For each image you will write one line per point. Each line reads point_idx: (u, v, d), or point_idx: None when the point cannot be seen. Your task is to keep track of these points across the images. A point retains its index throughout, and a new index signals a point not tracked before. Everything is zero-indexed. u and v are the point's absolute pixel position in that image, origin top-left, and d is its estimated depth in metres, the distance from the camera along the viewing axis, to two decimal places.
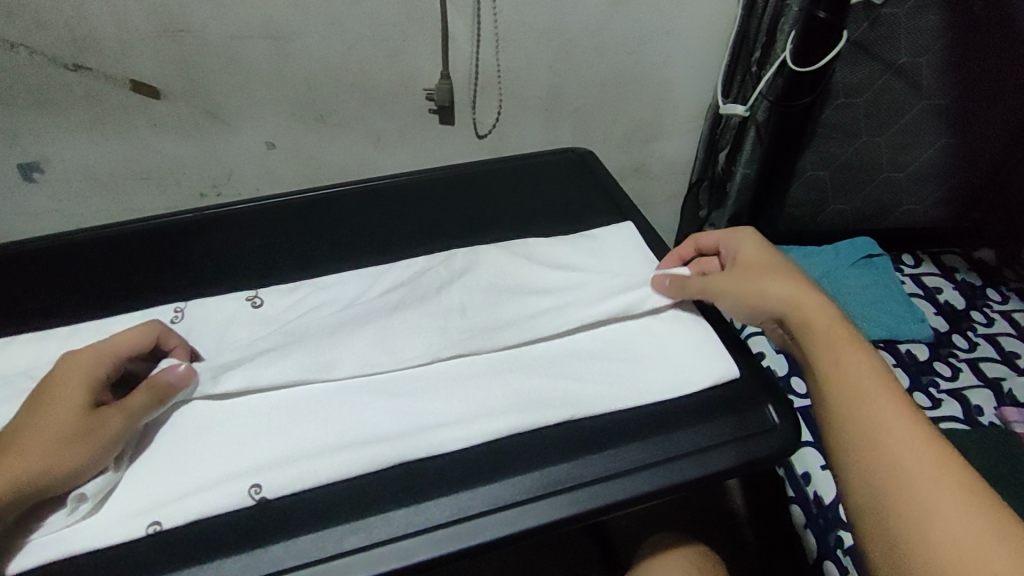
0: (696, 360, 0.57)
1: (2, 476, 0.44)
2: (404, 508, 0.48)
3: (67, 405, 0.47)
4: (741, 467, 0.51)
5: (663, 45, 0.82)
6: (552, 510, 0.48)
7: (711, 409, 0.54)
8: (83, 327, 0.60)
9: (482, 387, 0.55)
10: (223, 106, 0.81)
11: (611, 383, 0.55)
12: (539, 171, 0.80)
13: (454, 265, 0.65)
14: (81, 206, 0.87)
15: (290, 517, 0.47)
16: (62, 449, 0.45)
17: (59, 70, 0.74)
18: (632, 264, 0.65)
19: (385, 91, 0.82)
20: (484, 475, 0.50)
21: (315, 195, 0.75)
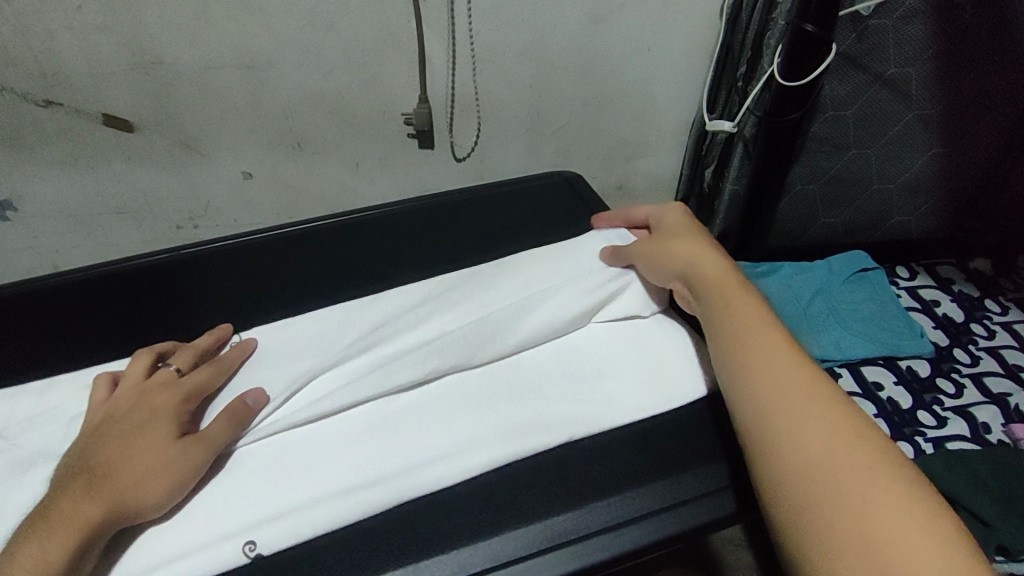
0: (693, 389, 0.56)
1: (94, 507, 0.43)
2: (404, 568, 0.45)
3: (140, 438, 0.47)
4: (747, 506, 0.50)
5: (646, 62, 0.81)
6: (557, 565, 0.46)
7: (715, 448, 0.52)
8: (56, 380, 0.58)
9: (472, 426, 0.52)
10: (198, 137, 0.79)
11: (609, 419, 0.53)
12: (526, 197, 0.78)
13: (429, 305, 0.63)
14: (56, 243, 0.85)
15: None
16: (156, 473, 0.46)
17: (28, 106, 0.72)
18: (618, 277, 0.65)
19: (363, 117, 0.80)
20: (484, 528, 0.47)
21: (300, 230, 0.73)
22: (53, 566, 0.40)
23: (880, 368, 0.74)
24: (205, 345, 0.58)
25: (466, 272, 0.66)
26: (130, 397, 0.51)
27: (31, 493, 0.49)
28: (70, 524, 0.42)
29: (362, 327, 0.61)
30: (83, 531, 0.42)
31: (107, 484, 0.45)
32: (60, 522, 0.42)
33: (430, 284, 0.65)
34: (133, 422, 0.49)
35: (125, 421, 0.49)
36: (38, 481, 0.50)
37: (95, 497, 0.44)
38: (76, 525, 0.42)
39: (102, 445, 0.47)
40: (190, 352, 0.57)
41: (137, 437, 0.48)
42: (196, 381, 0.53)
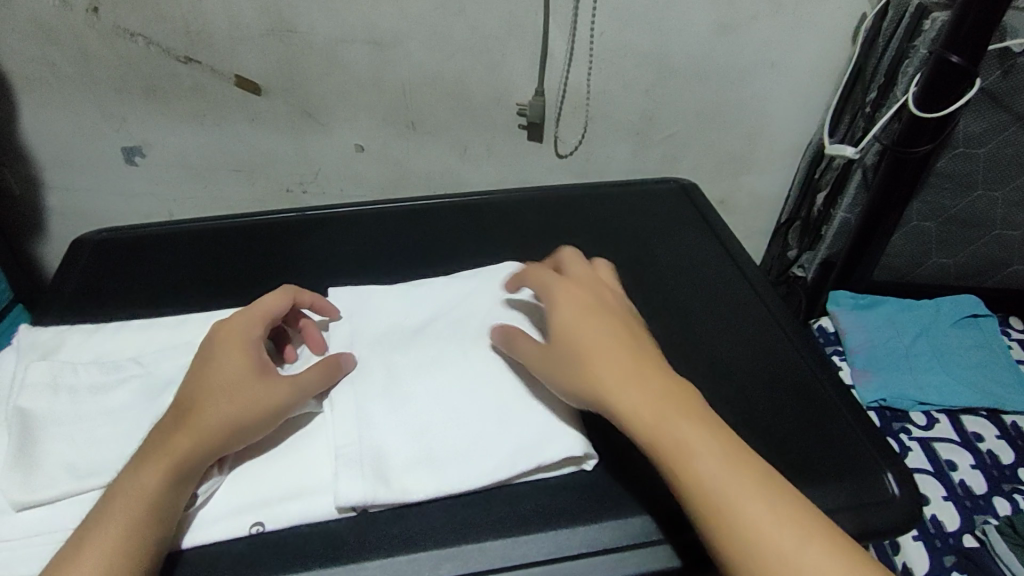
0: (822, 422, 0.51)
1: (183, 441, 0.43)
2: (502, 539, 0.44)
3: (219, 368, 0.46)
4: (852, 538, 0.46)
5: (767, 77, 0.80)
6: (660, 559, 0.44)
7: (824, 467, 0.48)
8: (170, 320, 0.56)
9: (547, 416, 0.48)
10: (319, 106, 0.82)
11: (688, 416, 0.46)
12: (649, 201, 0.72)
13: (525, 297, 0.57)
14: (174, 191, 0.90)
15: (384, 532, 0.45)
16: (232, 410, 0.44)
17: (171, 61, 0.77)
18: None
19: (477, 103, 0.82)
20: (587, 513, 0.46)
21: (410, 204, 0.71)
22: (148, 491, 0.41)
23: (982, 420, 0.72)
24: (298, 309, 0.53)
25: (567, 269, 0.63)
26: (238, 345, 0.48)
27: None
28: (167, 454, 0.42)
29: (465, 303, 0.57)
30: (169, 463, 0.42)
31: (192, 421, 0.43)
32: (152, 454, 0.42)
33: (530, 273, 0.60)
34: (234, 371, 0.46)
35: (221, 360, 0.46)
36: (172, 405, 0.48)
37: (185, 430, 0.43)
38: (169, 458, 0.42)
39: (197, 382, 0.46)
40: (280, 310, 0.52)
41: (227, 378, 0.45)
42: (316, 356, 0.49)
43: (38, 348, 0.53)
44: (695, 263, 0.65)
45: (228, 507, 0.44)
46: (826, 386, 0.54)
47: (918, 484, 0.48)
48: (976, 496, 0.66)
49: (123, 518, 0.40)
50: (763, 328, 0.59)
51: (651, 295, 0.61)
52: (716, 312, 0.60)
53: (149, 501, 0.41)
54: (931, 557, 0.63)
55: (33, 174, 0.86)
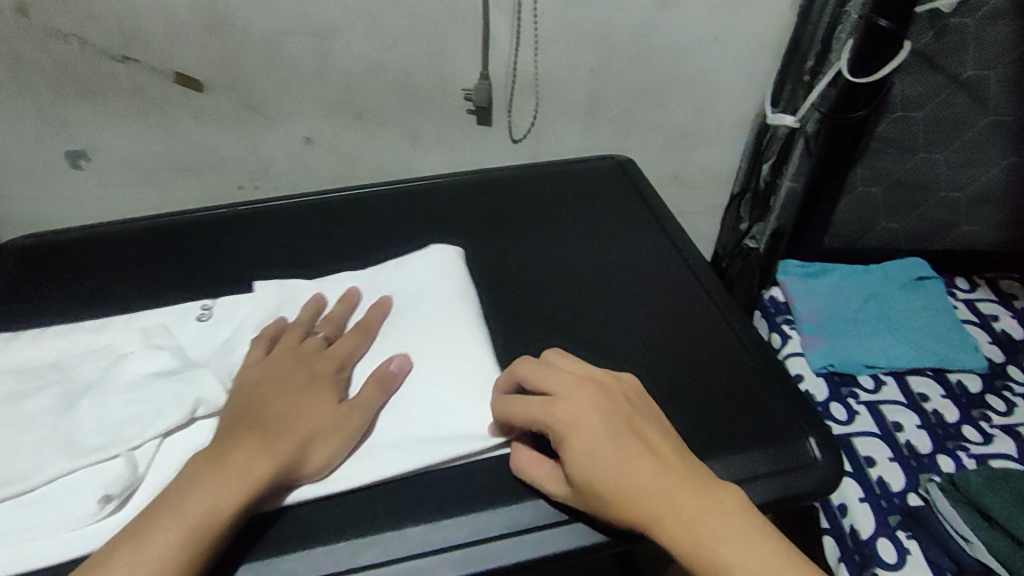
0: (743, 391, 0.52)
1: (263, 464, 0.44)
2: (421, 525, 0.46)
3: (307, 401, 0.48)
4: (773, 503, 0.47)
5: (710, 51, 0.79)
6: (576, 537, 0.45)
7: (745, 436, 0.49)
8: (87, 323, 0.56)
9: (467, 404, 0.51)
10: (263, 100, 0.81)
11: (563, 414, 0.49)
12: (588, 181, 0.72)
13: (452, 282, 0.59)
14: (122, 194, 0.88)
15: (306, 523, 0.46)
16: (317, 441, 0.46)
17: (107, 61, 0.76)
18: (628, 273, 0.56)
19: (423, 90, 0.81)
20: (508, 494, 0.47)
21: (351, 193, 0.71)
22: (217, 514, 0.41)
23: (928, 380, 0.73)
24: (341, 313, 0.56)
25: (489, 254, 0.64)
26: (288, 363, 0.50)
27: (79, 425, 0.48)
28: (248, 475, 0.43)
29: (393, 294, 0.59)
30: (256, 487, 0.43)
31: (289, 439, 0.45)
32: (239, 471, 0.43)
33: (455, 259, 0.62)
34: (325, 407, 0.48)
35: (323, 389, 0.49)
36: (87, 414, 0.49)
37: (265, 455, 0.44)
38: (242, 478, 0.43)
39: (269, 400, 0.47)
40: (307, 314, 0.55)
41: (337, 409, 0.48)
42: (344, 356, 0.52)
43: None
44: (631, 239, 0.65)
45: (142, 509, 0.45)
46: (749, 355, 0.54)
47: (837, 446, 0.49)
48: (922, 455, 0.68)
49: (195, 527, 0.41)
50: (694, 300, 0.59)
51: (586, 275, 0.61)
52: (650, 288, 0.60)
53: (195, 522, 0.41)
54: (877, 517, 0.64)
55: None
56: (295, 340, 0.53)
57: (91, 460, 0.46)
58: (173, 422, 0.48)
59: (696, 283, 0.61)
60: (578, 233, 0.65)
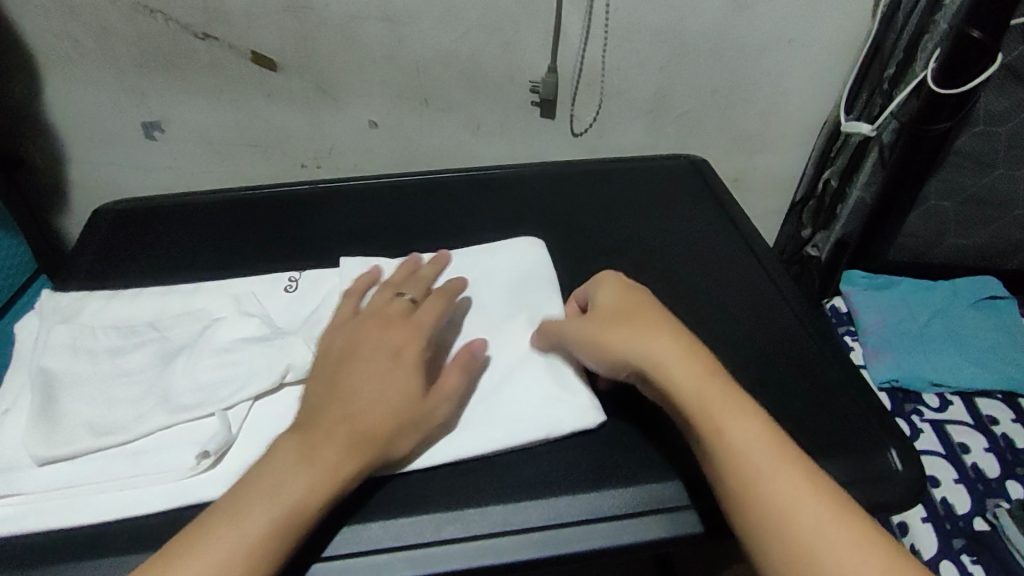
0: (818, 395, 0.52)
1: (357, 460, 0.43)
2: (502, 505, 0.46)
3: (394, 388, 0.46)
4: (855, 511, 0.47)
5: (784, 55, 0.78)
6: (654, 529, 0.46)
7: (824, 444, 0.49)
8: (176, 289, 0.57)
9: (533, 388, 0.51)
10: (333, 82, 0.83)
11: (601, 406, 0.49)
12: (656, 178, 0.72)
13: (522, 260, 0.60)
14: (193, 166, 0.91)
15: (388, 495, 0.47)
16: (406, 434, 0.46)
17: (189, 37, 0.78)
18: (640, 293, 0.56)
19: (490, 80, 0.82)
20: (587, 482, 0.47)
21: (420, 178, 0.72)
22: (310, 507, 0.41)
23: (998, 404, 0.74)
24: (430, 275, 0.57)
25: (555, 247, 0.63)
26: (365, 331, 0.49)
27: (176, 382, 0.50)
28: (339, 469, 0.42)
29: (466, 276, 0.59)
30: (345, 476, 0.43)
31: (371, 427, 0.44)
32: (330, 458, 0.42)
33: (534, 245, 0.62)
34: (415, 390, 0.47)
35: (405, 367, 0.47)
36: (183, 371, 0.50)
37: (361, 451, 0.43)
38: (336, 475, 0.42)
39: (348, 380, 0.46)
40: (364, 282, 0.56)
41: (418, 389, 0.47)
42: (422, 323, 0.50)
43: (62, 312, 0.55)
44: (703, 236, 0.65)
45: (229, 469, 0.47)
46: (826, 362, 0.54)
47: (921, 459, 0.49)
48: (989, 479, 0.68)
49: (289, 512, 0.40)
50: (767, 301, 0.59)
51: (657, 270, 0.61)
52: (721, 288, 0.60)
53: (290, 516, 0.40)
54: (939, 539, 0.65)
55: (56, 148, 0.88)
56: (386, 298, 0.52)
57: (187, 417, 0.48)
58: (263, 387, 0.49)
59: (768, 285, 0.60)
60: (647, 229, 0.66)
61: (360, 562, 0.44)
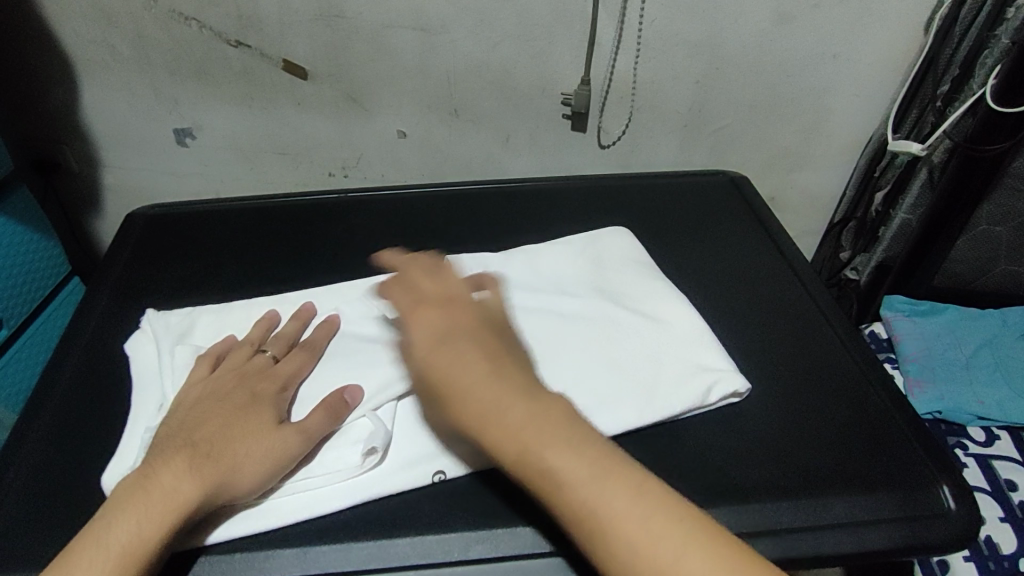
0: (865, 424, 0.49)
1: (185, 487, 0.41)
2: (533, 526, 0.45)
3: (240, 424, 0.45)
4: (900, 550, 0.43)
5: (826, 71, 0.76)
6: None
7: (872, 475, 0.46)
8: (203, 308, 0.57)
9: (593, 385, 0.48)
10: (363, 91, 0.82)
11: (671, 403, 0.47)
12: (693, 195, 0.69)
13: (577, 247, 0.59)
14: (222, 173, 0.92)
15: (418, 512, 0.46)
16: (255, 462, 0.43)
17: (222, 45, 0.79)
18: (658, 298, 0.54)
19: (521, 92, 0.81)
20: None
21: (449, 190, 0.70)
22: (145, 544, 0.39)
23: None
24: (293, 330, 0.54)
25: (598, 234, 0.59)
26: (229, 382, 0.48)
27: None
28: (173, 501, 0.40)
29: (510, 273, 0.56)
30: (182, 513, 0.40)
31: (216, 461, 0.42)
32: (164, 494, 0.40)
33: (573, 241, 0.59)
34: (254, 421, 0.45)
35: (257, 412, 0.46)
36: None
37: (193, 476, 0.41)
38: (174, 509, 0.40)
39: (203, 421, 0.45)
40: (258, 331, 0.54)
41: (267, 428, 0.45)
42: (289, 375, 0.50)
43: (173, 332, 0.55)
44: (745, 253, 0.63)
45: None
46: (876, 390, 0.51)
47: (975, 500, 0.45)
48: None
49: (122, 554, 0.39)
50: (814, 324, 0.56)
51: (699, 289, 0.58)
52: (762, 310, 0.57)
53: (128, 555, 0.39)
54: None
55: (89, 152, 0.89)
56: (245, 356, 0.51)
57: None
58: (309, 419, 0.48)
59: (814, 307, 0.58)
60: (685, 245, 0.63)
61: None
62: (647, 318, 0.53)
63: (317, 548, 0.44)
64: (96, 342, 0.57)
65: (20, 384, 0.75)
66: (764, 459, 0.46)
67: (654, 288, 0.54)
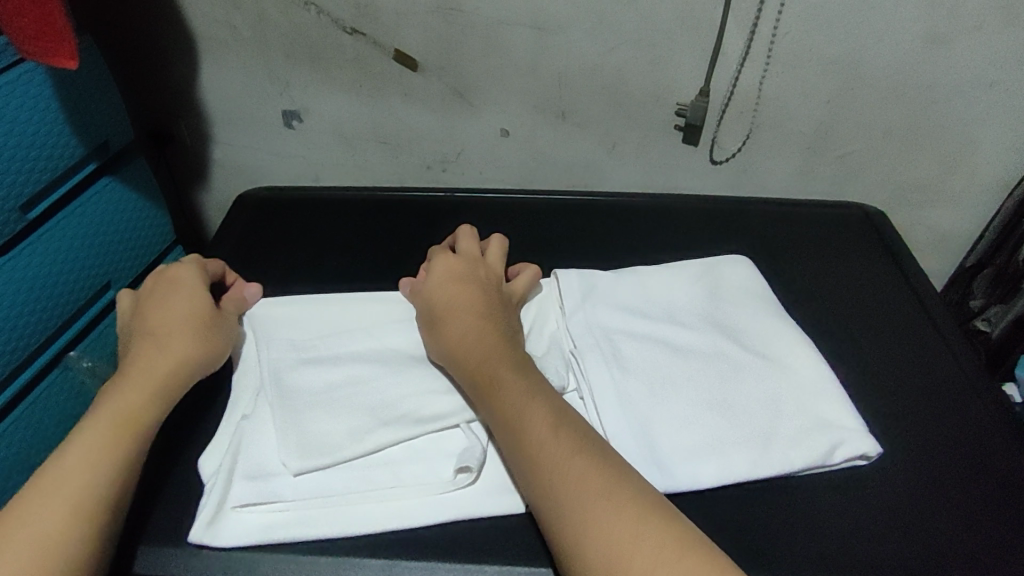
0: (1006, 505, 0.44)
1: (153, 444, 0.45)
2: None
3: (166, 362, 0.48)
4: None
5: (977, 99, 0.69)
6: None
7: (1014, 567, 0.41)
8: (307, 300, 0.57)
9: (705, 429, 0.45)
10: (471, 87, 0.81)
11: (787, 459, 0.44)
12: (817, 227, 0.64)
13: (692, 274, 0.55)
14: (322, 157, 0.93)
15: (508, 538, 0.45)
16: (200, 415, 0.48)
17: (338, 32, 0.79)
18: (775, 338, 0.50)
19: (633, 98, 0.78)
20: None
21: (556, 198, 0.68)
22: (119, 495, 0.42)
23: None
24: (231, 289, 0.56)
25: (715, 262, 0.56)
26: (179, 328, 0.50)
27: (321, 412, 0.49)
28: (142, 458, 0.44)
29: (620, 297, 0.54)
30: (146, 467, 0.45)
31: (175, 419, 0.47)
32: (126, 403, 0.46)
33: (689, 267, 0.56)
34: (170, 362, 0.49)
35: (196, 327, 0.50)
36: (323, 405, 0.49)
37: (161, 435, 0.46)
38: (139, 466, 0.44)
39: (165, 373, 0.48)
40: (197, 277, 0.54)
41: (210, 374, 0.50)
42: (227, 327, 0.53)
43: (279, 322, 0.55)
44: (874, 298, 0.58)
45: (346, 490, 0.46)
46: (1022, 470, 0.46)
47: None
48: None
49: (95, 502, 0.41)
50: (950, 384, 0.51)
51: (820, 331, 0.54)
52: (891, 362, 0.52)
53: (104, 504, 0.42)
54: None
55: (202, 128, 0.92)
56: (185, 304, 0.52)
57: (324, 460, 0.46)
58: (404, 430, 0.47)
59: (951, 365, 0.53)
60: (803, 281, 0.59)
61: None
62: (764, 358, 0.49)
63: (404, 563, 0.43)
64: None
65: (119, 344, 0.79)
66: (890, 531, 0.42)
67: (772, 327, 0.51)
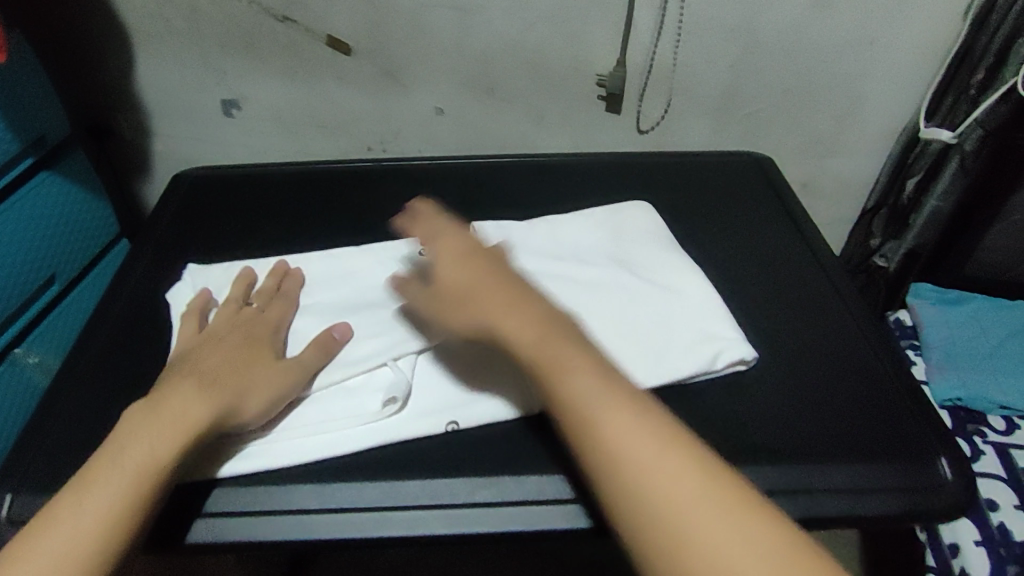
0: (874, 399, 0.50)
1: (200, 414, 0.44)
2: (537, 475, 0.47)
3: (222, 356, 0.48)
4: (897, 518, 0.44)
5: (865, 58, 0.75)
6: None
7: (877, 447, 0.47)
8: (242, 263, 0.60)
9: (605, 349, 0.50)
10: (402, 67, 0.85)
11: (676, 369, 0.49)
12: (720, 177, 0.70)
13: (599, 219, 0.60)
14: (262, 143, 0.95)
15: (430, 456, 0.48)
16: (261, 391, 0.47)
17: (269, 19, 0.82)
18: (668, 269, 0.55)
19: (555, 71, 0.82)
20: None
21: (483, 162, 0.72)
22: (160, 465, 0.42)
23: None
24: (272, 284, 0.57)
25: (620, 208, 0.61)
26: (221, 328, 0.51)
27: None
28: (184, 423, 0.43)
29: (532, 241, 0.58)
30: (193, 432, 0.43)
31: (222, 391, 0.45)
32: (173, 416, 0.43)
33: (596, 213, 0.61)
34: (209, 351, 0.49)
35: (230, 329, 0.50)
36: None
37: (204, 403, 0.44)
38: (184, 433, 0.43)
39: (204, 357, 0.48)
40: (239, 288, 0.56)
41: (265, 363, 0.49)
42: (275, 318, 0.53)
43: (214, 284, 0.58)
44: (768, 235, 0.63)
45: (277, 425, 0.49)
46: (887, 368, 0.52)
47: (974, 474, 0.46)
48: None
49: (137, 469, 0.41)
50: (831, 303, 0.57)
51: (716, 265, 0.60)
52: (779, 288, 0.58)
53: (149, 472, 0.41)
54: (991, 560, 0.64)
55: (140, 120, 0.93)
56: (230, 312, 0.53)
57: None
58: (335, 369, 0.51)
59: (832, 288, 0.58)
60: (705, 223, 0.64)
61: (397, 516, 0.46)
62: (659, 287, 0.54)
63: (332, 484, 0.47)
64: (141, 291, 0.61)
65: (66, 335, 0.80)
66: (771, 425, 0.47)
67: (666, 260, 0.56)
